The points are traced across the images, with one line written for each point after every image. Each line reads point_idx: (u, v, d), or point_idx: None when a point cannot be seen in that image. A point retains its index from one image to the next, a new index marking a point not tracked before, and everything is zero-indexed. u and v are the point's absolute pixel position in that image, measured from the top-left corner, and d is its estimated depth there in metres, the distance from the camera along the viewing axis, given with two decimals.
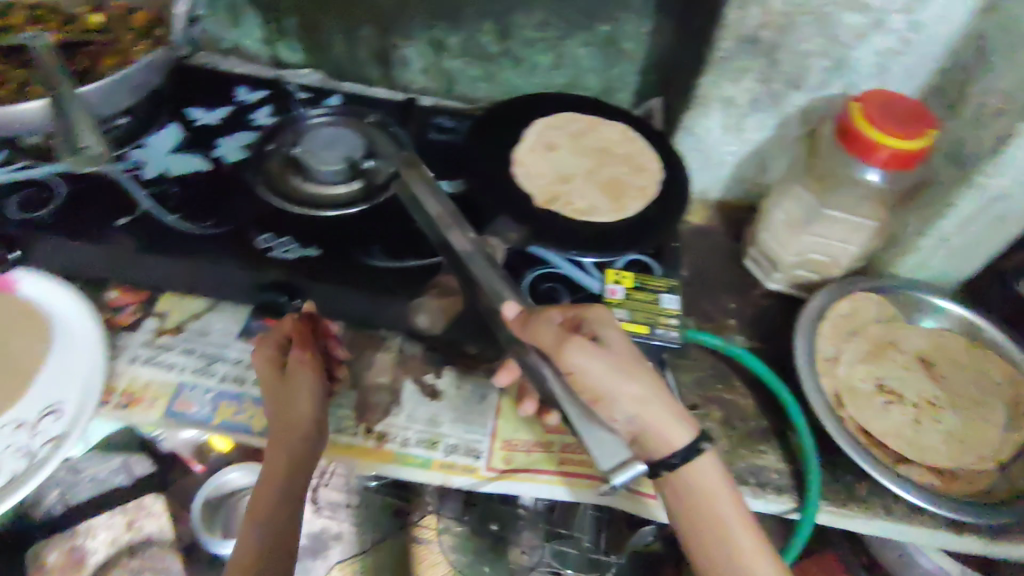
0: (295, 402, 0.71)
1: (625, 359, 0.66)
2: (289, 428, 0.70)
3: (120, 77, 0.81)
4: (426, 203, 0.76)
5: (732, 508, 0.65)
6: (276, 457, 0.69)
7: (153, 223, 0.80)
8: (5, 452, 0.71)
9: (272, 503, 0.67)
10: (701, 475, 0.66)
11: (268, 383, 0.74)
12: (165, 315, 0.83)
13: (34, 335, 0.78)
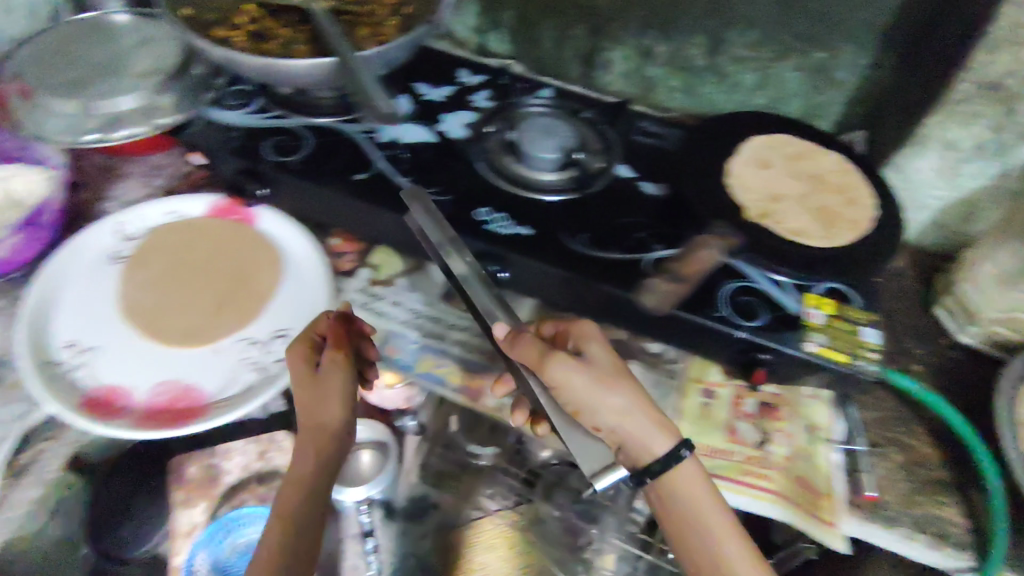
0: (322, 406, 0.72)
1: (605, 373, 0.70)
2: (317, 430, 0.71)
3: (387, 50, 0.86)
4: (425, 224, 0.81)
5: (721, 510, 0.67)
6: (301, 462, 0.70)
7: (386, 183, 0.86)
8: (241, 362, 0.80)
9: (293, 505, 0.67)
10: (688, 475, 0.67)
11: (303, 383, 0.73)
12: (378, 267, 0.91)
13: (273, 265, 0.88)
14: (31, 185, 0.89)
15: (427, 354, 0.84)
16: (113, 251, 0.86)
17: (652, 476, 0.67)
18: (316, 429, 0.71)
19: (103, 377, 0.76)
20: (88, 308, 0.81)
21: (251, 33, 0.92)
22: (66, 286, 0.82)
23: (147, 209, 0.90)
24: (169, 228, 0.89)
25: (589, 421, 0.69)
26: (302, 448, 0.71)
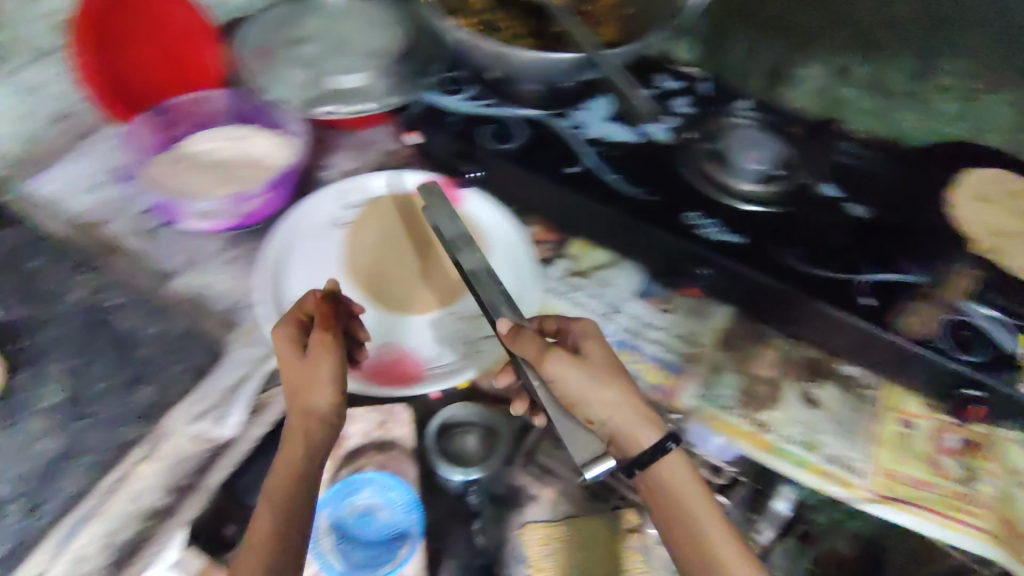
0: (309, 385, 0.68)
1: (600, 369, 0.69)
2: (304, 413, 0.68)
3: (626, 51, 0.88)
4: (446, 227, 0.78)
5: (703, 502, 0.65)
6: (295, 446, 0.66)
7: (598, 179, 0.88)
8: (454, 335, 0.84)
9: (286, 493, 0.62)
10: (670, 463, 0.67)
11: (286, 364, 0.69)
12: (575, 259, 0.95)
13: (477, 245, 0.92)
14: (267, 148, 0.94)
15: (624, 347, 0.87)
16: (334, 218, 0.92)
17: (640, 467, 0.66)
18: (303, 410, 0.68)
19: None
20: (315, 270, 0.87)
21: (483, 19, 0.97)
22: (295, 246, 0.88)
23: (362, 180, 0.95)
24: (383, 200, 0.93)
25: (582, 414, 0.67)
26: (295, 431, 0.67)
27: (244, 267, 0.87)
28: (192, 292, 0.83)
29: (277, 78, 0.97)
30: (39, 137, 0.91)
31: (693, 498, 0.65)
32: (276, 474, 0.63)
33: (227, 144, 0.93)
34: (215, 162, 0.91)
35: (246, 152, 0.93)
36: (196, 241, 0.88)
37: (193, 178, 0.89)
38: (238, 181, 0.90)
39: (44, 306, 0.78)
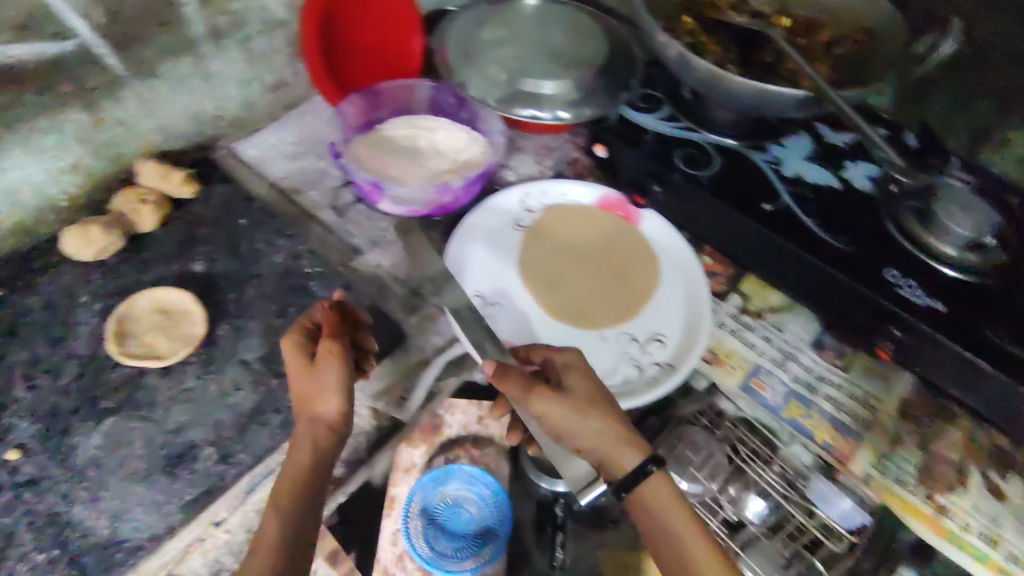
0: (314, 394, 0.63)
1: (584, 398, 0.64)
2: (315, 421, 0.62)
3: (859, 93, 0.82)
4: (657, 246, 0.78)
5: (701, 536, 0.59)
6: (294, 453, 0.61)
7: (793, 220, 0.84)
8: (622, 357, 0.82)
9: (285, 501, 0.58)
10: (662, 491, 0.60)
11: (295, 372, 0.65)
12: (748, 297, 0.91)
13: (653, 266, 0.90)
14: (460, 143, 0.95)
15: (795, 399, 0.84)
16: (514, 219, 0.92)
17: (626, 493, 0.60)
18: (305, 418, 0.63)
19: (507, 335, 0.82)
20: (492, 267, 0.87)
21: (693, 38, 0.94)
22: (477, 240, 0.89)
23: (544, 186, 0.95)
24: (560, 209, 0.94)
25: (569, 443, 0.64)
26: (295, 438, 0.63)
27: None
28: (377, 272, 0.86)
29: (480, 73, 0.96)
30: (253, 99, 0.95)
31: (674, 518, 0.59)
32: (278, 485, 0.58)
33: (422, 133, 0.95)
34: (410, 149, 0.94)
35: (439, 145, 0.95)
36: (383, 223, 0.91)
37: (388, 161, 0.90)
38: (431, 172, 0.91)
39: (248, 264, 0.82)
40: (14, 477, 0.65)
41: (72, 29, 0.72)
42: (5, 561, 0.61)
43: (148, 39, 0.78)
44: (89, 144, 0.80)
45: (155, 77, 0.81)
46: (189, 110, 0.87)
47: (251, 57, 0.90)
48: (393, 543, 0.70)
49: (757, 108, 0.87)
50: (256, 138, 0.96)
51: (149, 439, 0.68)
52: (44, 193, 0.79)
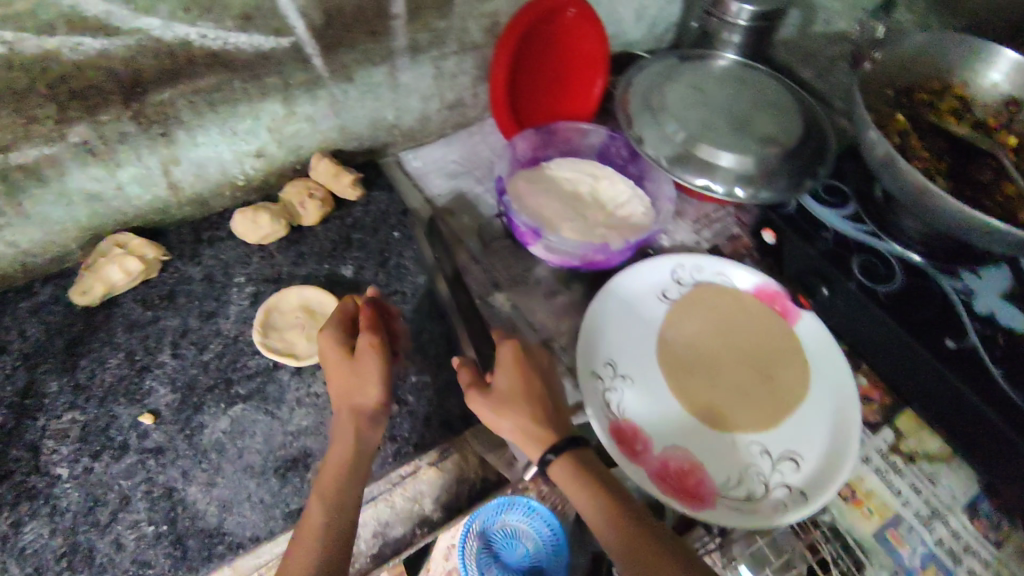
0: (351, 387, 0.65)
1: (502, 399, 0.65)
2: (359, 415, 0.64)
3: None
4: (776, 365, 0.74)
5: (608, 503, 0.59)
6: (335, 444, 0.63)
7: (981, 366, 0.72)
8: (748, 469, 0.74)
9: (327, 500, 0.58)
10: (565, 470, 0.62)
11: (328, 362, 0.67)
12: (902, 435, 0.82)
13: (799, 370, 0.82)
14: (622, 197, 0.91)
15: (938, 567, 0.73)
16: (660, 288, 0.86)
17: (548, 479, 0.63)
18: (344, 409, 0.65)
19: (630, 413, 0.76)
20: (627, 335, 0.82)
21: (903, 138, 0.86)
22: (618, 303, 0.83)
23: (701, 261, 0.88)
24: (710, 288, 0.87)
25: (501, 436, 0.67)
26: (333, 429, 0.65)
27: (564, 306, 0.85)
28: (511, 313, 0.84)
29: (659, 128, 0.90)
30: (429, 114, 0.95)
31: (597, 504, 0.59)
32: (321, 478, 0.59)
33: (585, 179, 0.92)
34: (569, 193, 0.90)
35: (600, 195, 0.91)
36: (526, 263, 0.89)
37: (546, 201, 0.87)
38: (587, 222, 0.87)
39: (392, 279, 0.82)
40: (144, 442, 0.68)
41: (291, 27, 0.73)
42: (118, 523, 0.63)
43: (354, 45, 0.79)
44: (275, 134, 0.82)
45: (349, 81, 0.83)
46: (370, 115, 0.89)
47: (439, 74, 0.90)
48: (446, 559, 0.72)
49: (968, 234, 0.75)
50: (424, 150, 0.99)
51: (268, 436, 0.69)
52: (226, 172, 0.83)
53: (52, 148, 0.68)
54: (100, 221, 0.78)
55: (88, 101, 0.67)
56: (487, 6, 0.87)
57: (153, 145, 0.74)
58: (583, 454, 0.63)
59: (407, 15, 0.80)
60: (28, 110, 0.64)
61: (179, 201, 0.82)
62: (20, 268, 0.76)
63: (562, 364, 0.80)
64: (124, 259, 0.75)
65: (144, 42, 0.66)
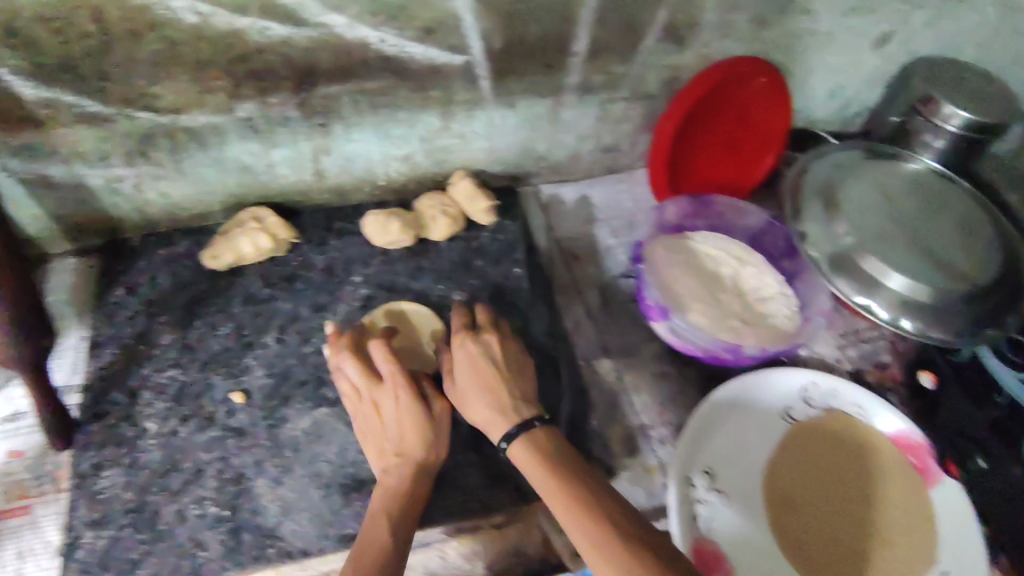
0: (430, 445, 0.63)
1: (480, 381, 0.65)
2: (426, 472, 0.62)
3: None
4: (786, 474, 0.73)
5: (552, 482, 0.56)
6: (402, 492, 0.60)
7: None
8: None
9: (385, 542, 0.55)
10: (529, 452, 0.59)
11: (408, 413, 0.63)
12: None
13: (922, 535, 0.70)
14: (766, 292, 0.82)
15: None
16: (785, 406, 0.77)
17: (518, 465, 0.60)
18: (416, 465, 0.62)
19: (716, 535, 0.68)
20: (734, 448, 0.74)
21: None
22: (733, 408, 0.76)
23: (840, 387, 0.78)
24: (844, 421, 0.77)
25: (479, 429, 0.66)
26: (388, 477, 0.61)
27: (673, 394, 0.78)
28: (615, 387, 0.78)
29: (827, 230, 0.81)
30: (583, 153, 0.90)
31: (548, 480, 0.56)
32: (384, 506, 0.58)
33: (730, 262, 0.85)
34: (709, 272, 0.84)
35: (742, 283, 0.83)
36: (643, 335, 0.82)
37: (682, 276, 0.82)
38: (721, 311, 0.80)
39: (502, 318, 0.78)
40: (229, 420, 0.69)
41: (468, 46, 0.71)
42: (186, 495, 0.64)
43: (524, 74, 0.76)
44: (427, 144, 0.81)
45: (511, 108, 0.80)
46: (523, 144, 0.86)
47: (604, 117, 0.85)
48: None
49: None
50: (567, 187, 0.94)
51: (342, 450, 0.68)
52: (370, 170, 0.82)
53: (219, 118, 0.70)
54: (246, 191, 0.80)
55: (263, 82, 0.68)
56: (673, 58, 0.81)
57: (310, 132, 0.75)
58: (534, 432, 0.60)
59: (587, 54, 0.76)
60: (206, 80, 0.66)
61: (320, 188, 0.83)
62: (167, 218, 0.80)
63: (655, 458, 0.73)
64: (257, 235, 0.77)
65: (326, 36, 0.66)
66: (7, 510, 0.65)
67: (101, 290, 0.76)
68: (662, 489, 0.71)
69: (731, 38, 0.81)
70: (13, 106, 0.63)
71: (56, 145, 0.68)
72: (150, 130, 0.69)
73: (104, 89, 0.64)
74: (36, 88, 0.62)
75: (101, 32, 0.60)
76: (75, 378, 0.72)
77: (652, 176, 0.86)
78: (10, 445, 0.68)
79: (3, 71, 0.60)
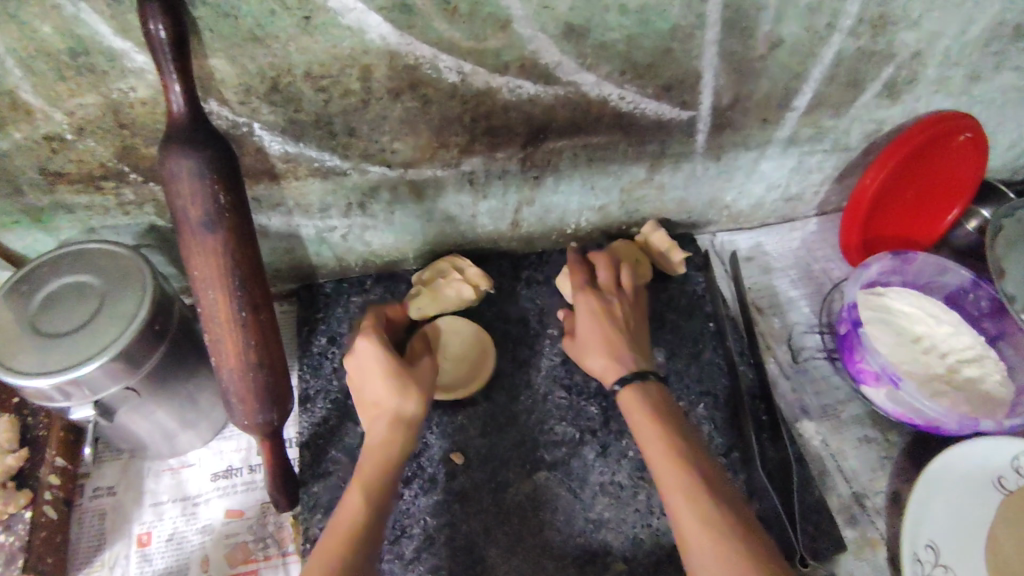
0: (400, 391, 0.61)
1: (593, 337, 0.68)
2: (403, 423, 0.61)
3: None
4: (1006, 549, 0.70)
5: (658, 430, 0.59)
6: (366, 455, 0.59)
7: None
8: None
9: (354, 507, 0.54)
10: (638, 399, 0.63)
11: (375, 363, 0.62)
12: None
13: None
14: (969, 353, 0.79)
15: None
16: (997, 475, 0.74)
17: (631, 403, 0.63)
18: (390, 414, 0.61)
19: None
20: (953, 520, 0.71)
21: None
22: (940, 480, 0.72)
23: None
24: None
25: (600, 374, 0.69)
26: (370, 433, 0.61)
27: (881, 459, 0.76)
28: (821, 450, 0.76)
29: None
30: (765, 202, 0.88)
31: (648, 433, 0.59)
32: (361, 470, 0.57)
33: (926, 320, 0.81)
34: (906, 330, 0.80)
35: (941, 343, 0.80)
36: (840, 394, 0.80)
37: (882, 334, 0.79)
38: (926, 373, 0.77)
39: (704, 376, 0.77)
40: (451, 482, 0.67)
41: (697, 103, 0.69)
42: (421, 563, 0.63)
43: (739, 128, 0.74)
44: (625, 195, 0.79)
45: (715, 161, 0.78)
46: (713, 194, 0.84)
47: (797, 168, 0.83)
48: None
49: None
50: (742, 235, 0.92)
51: (566, 517, 0.66)
52: (564, 219, 0.81)
53: (445, 172, 0.68)
54: (443, 239, 0.78)
55: (496, 137, 0.66)
56: (882, 112, 0.78)
57: (522, 184, 0.73)
58: (648, 384, 0.64)
59: (804, 109, 0.74)
60: (446, 136, 0.64)
61: (511, 236, 0.81)
62: (361, 265, 0.78)
63: (875, 530, 0.71)
64: (461, 286, 0.75)
65: (571, 95, 0.64)
66: (234, 574, 0.63)
67: (302, 339, 0.75)
68: (887, 565, 0.69)
69: (942, 93, 0.78)
70: (257, 160, 0.62)
71: (283, 196, 0.66)
72: (376, 182, 0.67)
73: (348, 144, 0.62)
74: (284, 143, 0.60)
75: (364, 89, 0.57)
76: (288, 431, 0.71)
77: (846, 230, 0.85)
78: (228, 504, 0.67)
79: (258, 126, 0.58)
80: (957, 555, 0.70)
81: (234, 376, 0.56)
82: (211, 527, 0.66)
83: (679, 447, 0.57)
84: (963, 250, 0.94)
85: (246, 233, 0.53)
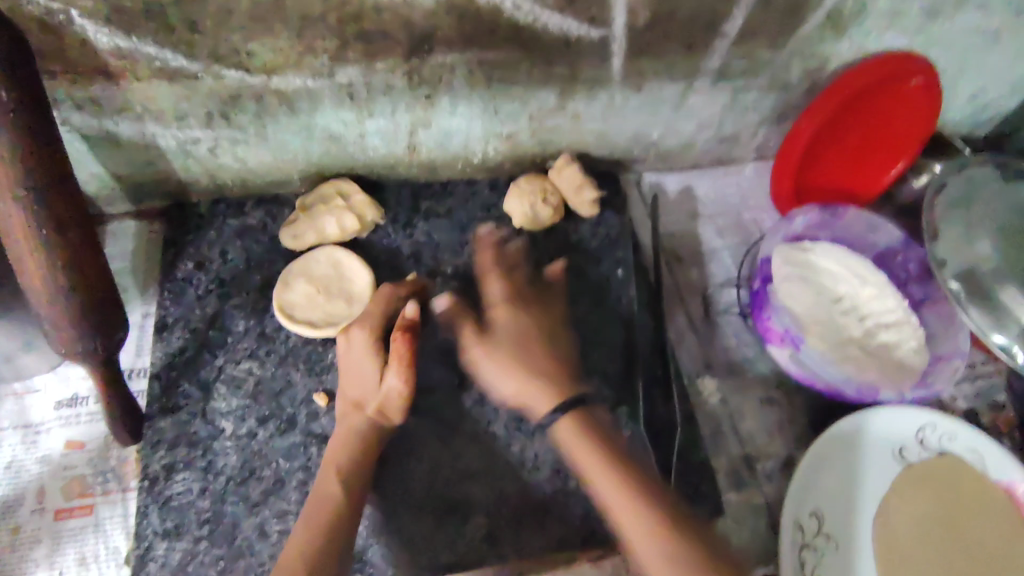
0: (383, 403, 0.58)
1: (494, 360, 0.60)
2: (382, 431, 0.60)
3: None
4: (893, 516, 0.67)
5: (599, 460, 0.54)
6: (356, 447, 0.58)
7: None
8: None
9: (335, 498, 0.54)
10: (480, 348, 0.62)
11: (362, 356, 0.60)
12: None
13: None
14: (888, 318, 0.74)
15: None
16: (897, 445, 0.70)
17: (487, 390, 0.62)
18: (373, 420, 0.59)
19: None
20: (842, 485, 0.68)
21: None
22: (836, 451, 0.69)
23: (957, 428, 0.70)
24: (955, 465, 0.69)
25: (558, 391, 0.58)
26: (344, 424, 0.59)
27: (779, 422, 0.72)
28: (717, 411, 0.72)
29: (965, 254, 0.68)
30: (696, 142, 0.81)
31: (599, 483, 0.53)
32: (346, 457, 0.57)
33: (849, 280, 0.75)
34: (826, 291, 0.75)
35: (861, 305, 0.75)
36: (749, 353, 0.75)
37: (798, 293, 0.73)
38: (837, 337, 0.72)
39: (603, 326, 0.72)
40: (311, 425, 0.62)
41: (609, 20, 0.61)
42: (267, 507, 0.59)
43: (660, 54, 0.66)
44: (535, 123, 0.72)
45: (635, 90, 0.70)
46: (637, 129, 0.76)
47: (732, 106, 0.75)
48: None
49: None
50: (671, 176, 0.85)
51: (433, 466, 0.63)
52: (467, 147, 0.73)
53: (316, 82, 0.60)
54: (330, 160, 0.71)
55: (372, 45, 0.58)
56: (825, 47, 0.70)
57: (413, 104, 0.65)
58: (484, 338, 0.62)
59: (736, 36, 0.66)
60: (310, 39, 0.56)
61: (410, 162, 0.74)
62: (238, 183, 0.71)
63: (760, 495, 0.68)
64: (342, 213, 0.69)
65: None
66: (69, 508, 0.60)
67: (169, 262, 0.69)
68: (766, 530, 0.67)
69: (894, 29, 0.70)
70: (85, 54, 0.54)
71: (127, 100, 0.58)
72: (237, 89, 0.59)
73: (193, 42, 0.54)
74: (113, 36, 0.52)
75: None
76: (141, 361, 0.66)
77: (778, 176, 0.78)
78: (69, 435, 0.63)
79: (77, 13, 0.50)
80: (841, 520, 0.67)
81: (43, 298, 0.49)
82: (50, 458, 0.62)
83: (612, 478, 0.53)
84: (907, 207, 0.87)
85: (37, 130, 0.46)
